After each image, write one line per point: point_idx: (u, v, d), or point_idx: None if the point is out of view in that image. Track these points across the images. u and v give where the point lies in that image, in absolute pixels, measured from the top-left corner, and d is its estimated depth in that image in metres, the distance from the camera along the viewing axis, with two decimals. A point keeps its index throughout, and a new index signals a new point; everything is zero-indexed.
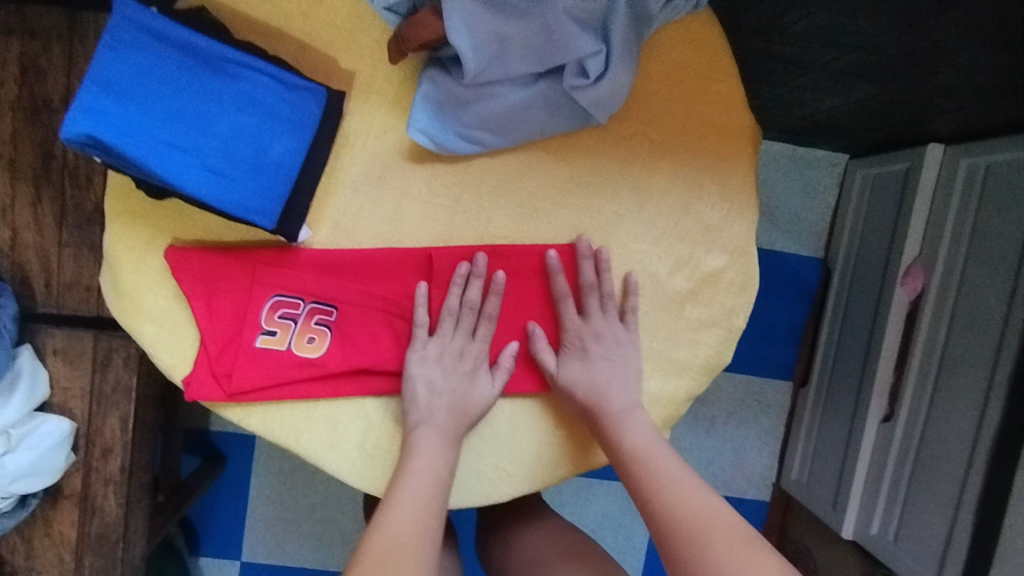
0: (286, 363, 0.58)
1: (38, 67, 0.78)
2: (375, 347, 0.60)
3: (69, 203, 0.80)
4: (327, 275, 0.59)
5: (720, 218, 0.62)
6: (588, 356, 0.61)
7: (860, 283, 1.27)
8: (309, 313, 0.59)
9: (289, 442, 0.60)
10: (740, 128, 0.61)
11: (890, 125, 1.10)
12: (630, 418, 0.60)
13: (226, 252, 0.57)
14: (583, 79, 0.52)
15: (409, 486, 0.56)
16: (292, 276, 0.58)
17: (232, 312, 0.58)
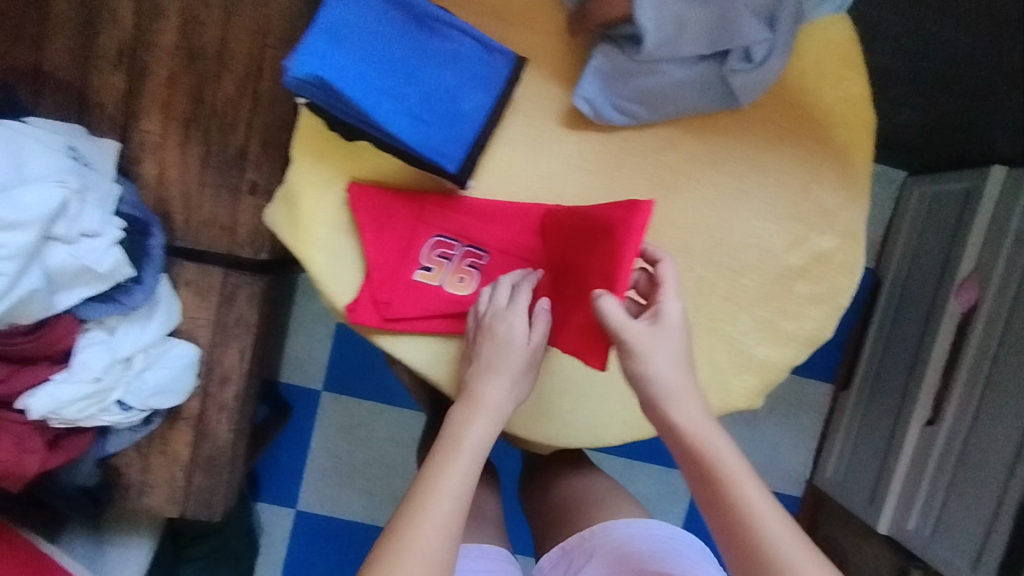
0: (441, 300, 0.65)
1: (197, 17, 0.83)
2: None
3: (214, 146, 0.86)
4: (477, 224, 0.65)
5: (836, 204, 0.69)
6: (678, 326, 0.59)
7: (910, 294, 1.32)
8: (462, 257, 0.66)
9: (427, 370, 0.67)
10: (864, 125, 0.68)
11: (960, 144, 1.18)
12: (683, 402, 0.57)
13: (398, 194, 0.64)
14: (746, 64, 0.59)
15: (445, 477, 0.55)
16: (452, 222, 0.65)
17: (397, 247, 0.65)
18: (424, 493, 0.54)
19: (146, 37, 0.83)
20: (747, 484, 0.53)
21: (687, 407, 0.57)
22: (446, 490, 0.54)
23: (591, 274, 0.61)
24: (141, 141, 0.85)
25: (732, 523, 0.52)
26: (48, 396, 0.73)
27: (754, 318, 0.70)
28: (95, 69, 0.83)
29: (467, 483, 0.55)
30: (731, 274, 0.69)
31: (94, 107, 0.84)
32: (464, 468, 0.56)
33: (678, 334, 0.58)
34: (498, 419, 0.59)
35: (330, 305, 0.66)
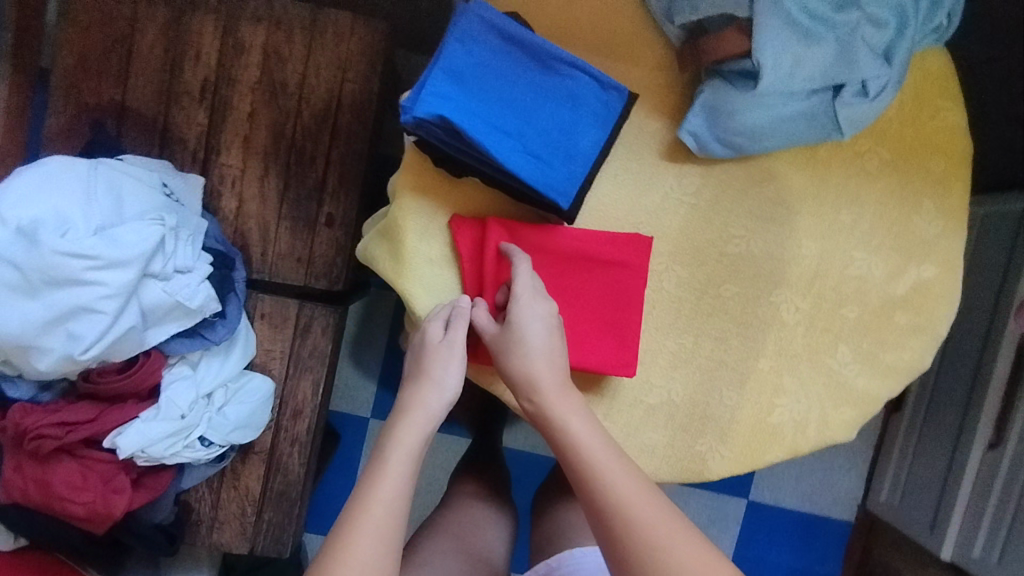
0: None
1: (279, 54, 0.85)
2: (600, 326, 0.64)
3: (293, 179, 0.86)
4: (574, 254, 0.64)
5: (935, 233, 0.69)
6: (539, 315, 0.59)
7: (965, 317, 1.30)
8: (558, 286, 0.64)
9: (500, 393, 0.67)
10: (961, 154, 0.68)
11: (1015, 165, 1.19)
12: (556, 393, 0.57)
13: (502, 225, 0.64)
14: (862, 98, 0.60)
15: (376, 491, 0.52)
16: (548, 252, 0.64)
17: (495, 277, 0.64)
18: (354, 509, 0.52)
19: (229, 74, 0.85)
20: (629, 491, 0.52)
21: (554, 390, 0.57)
22: (381, 503, 0.52)
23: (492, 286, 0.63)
24: (222, 176, 0.86)
25: (605, 509, 0.51)
26: (137, 433, 0.72)
27: (854, 350, 0.69)
28: (179, 106, 0.85)
29: (400, 497, 0.53)
30: (831, 305, 0.69)
31: (176, 143, 0.85)
32: (395, 476, 0.53)
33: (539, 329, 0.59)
34: (430, 424, 0.57)
35: None
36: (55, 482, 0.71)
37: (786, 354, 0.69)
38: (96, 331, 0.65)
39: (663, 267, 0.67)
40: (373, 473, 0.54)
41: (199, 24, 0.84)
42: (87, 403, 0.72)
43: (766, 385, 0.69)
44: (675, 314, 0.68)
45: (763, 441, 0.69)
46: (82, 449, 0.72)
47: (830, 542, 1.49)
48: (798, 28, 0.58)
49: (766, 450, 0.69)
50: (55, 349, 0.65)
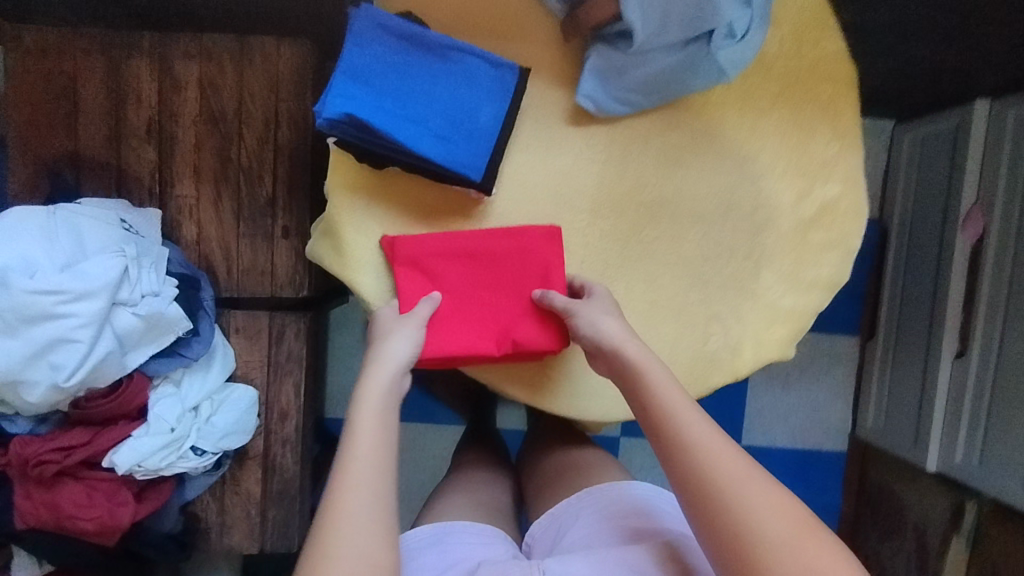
0: (473, 328, 0.68)
1: (215, 85, 0.91)
2: (520, 305, 0.69)
3: (245, 198, 0.92)
4: (472, 248, 0.69)
5: (833, 154, 0.73)
6: (603, 311, 0.65)
7: (919, 237, 1.37)
8: (463, 280, 0.69)
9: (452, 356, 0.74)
10: (846, 76, 0.73)
11: (937, 83, 1.24)
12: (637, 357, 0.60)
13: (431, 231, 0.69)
14: (731, 40, 0.64)
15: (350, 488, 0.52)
16: (448, 252, 0.68)
17: (432, 278, 0.68)
18: (334, 509, 0.51)
19: (171, 110, 0.91)
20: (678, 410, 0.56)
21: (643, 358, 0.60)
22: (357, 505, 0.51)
23: (453, 287, 0.69)
24: (179, 207, 0.92)
25: (689, 454, 0.53)
26: (131, 450, 0.78)
27: (776, 273, 0.74)
28: (129, 147, 0.91)
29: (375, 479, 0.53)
30: (747, 234, 0.74)
31: (131, 182, 0.91)
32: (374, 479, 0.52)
33: (604, 319, 0.64)
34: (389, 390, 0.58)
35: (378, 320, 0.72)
36: (63, 503, 0.77)
37: (712, 286, 0.74)
38: (75, 359, 0.71)
39: (586, 224, 0.72)
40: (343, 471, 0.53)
41: (135, 67, 0.90)
42: (81, 428, 0.79)
43: (697, 320, 0.74)
44: (603, 265, 0.73)
45: (703, 370, 0.74)
46: (83, 472, 0.79)
47: (828, 473, 1.53)
48: None
49: (708, 377, 0.74)
50: (40, 381, 0.71)
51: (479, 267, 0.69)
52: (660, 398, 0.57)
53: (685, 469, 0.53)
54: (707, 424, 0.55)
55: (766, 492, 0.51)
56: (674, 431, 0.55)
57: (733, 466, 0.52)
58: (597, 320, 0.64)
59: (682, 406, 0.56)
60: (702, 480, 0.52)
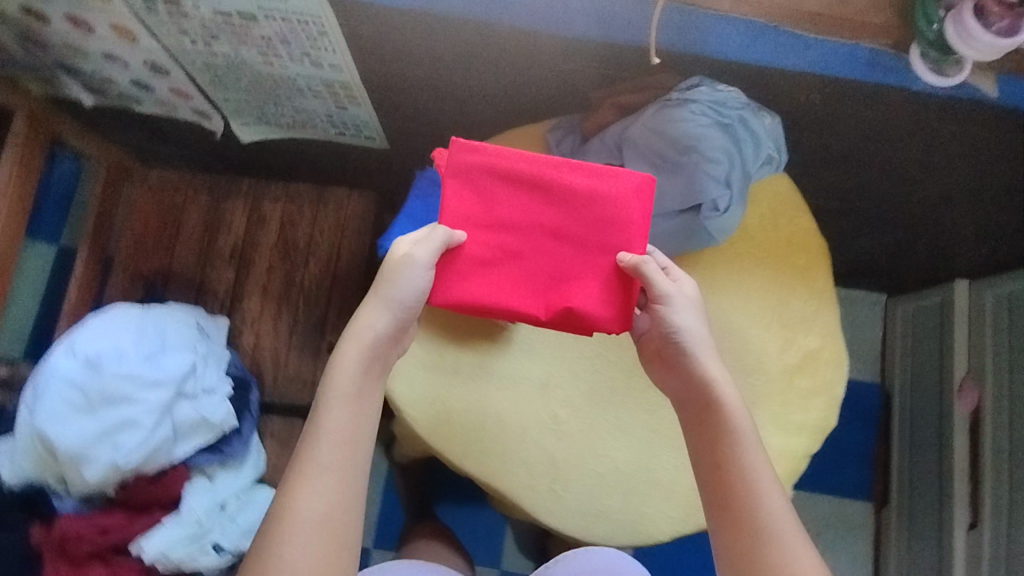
0: (522, 277, 0.70)
1: (293, 222, 1.10)
2: (583, 263, 0.70)
3: (300, 316, 1.06)
4: (550, 191, 0.70)
5: (812, 310, 0.85)
6: (684, 304, 0.67)
7: (920, 405, 1.43)
8: (529, 221, 0.70)
9: (442, 438, 0.79)
10: (817, 247, 0.87)
11: (914, 267, 1.37)
12: (720, 386, 0.65)
13: (493, 153, 0.70)
14: (715, 212, 0.78)
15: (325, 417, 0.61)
16: (523, 188, 0.70)
17: (479, 206, 0.70)
18: (291, 493, 0.58)
19: (253, 239, 1.09)
20: (759, 463, 0.63)
21: (730, 392, 0.65)
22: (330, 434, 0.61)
23: (499, 220, 0.70)
24: (243, 318, 1.06)
25: (747, 490, 0.62)
26: (160, 538, 0.84)
27: (766, 412, 0.82)
28: (212, 267, 1.07)
29: (333, 462, 0.60)
30: (739, 374, 0.83)
31: (208, 295, 1.06)
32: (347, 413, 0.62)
33: (681, 315, 0.66)
34: (357, 368, 0.63)
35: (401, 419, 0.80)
36: None
37: None
38: (136, 441, 0.80)
39: (595, 354, 0.82)
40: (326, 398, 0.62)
41: (232, 203, 1.10)
42: (119, 511, 0.85)
43: None
44: (610, 392, 0.82)
45: (700, 501, 0.79)
46: (111, 556, 0.85)
47: None
48: (655, 167, 0.77)
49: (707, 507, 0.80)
50: (102, 458, 0.79)
51: (531, 205, 0.70)
52: (740, 434, 0.64)
53: (739, 496, 0.62)
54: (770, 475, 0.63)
55: (805, 554, 0.60)
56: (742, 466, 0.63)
57: (787, 526, 0.61)
58: (675, 307, 0.66)
59: (752, 446, 0.64)
60: (749, 514, 0.61)
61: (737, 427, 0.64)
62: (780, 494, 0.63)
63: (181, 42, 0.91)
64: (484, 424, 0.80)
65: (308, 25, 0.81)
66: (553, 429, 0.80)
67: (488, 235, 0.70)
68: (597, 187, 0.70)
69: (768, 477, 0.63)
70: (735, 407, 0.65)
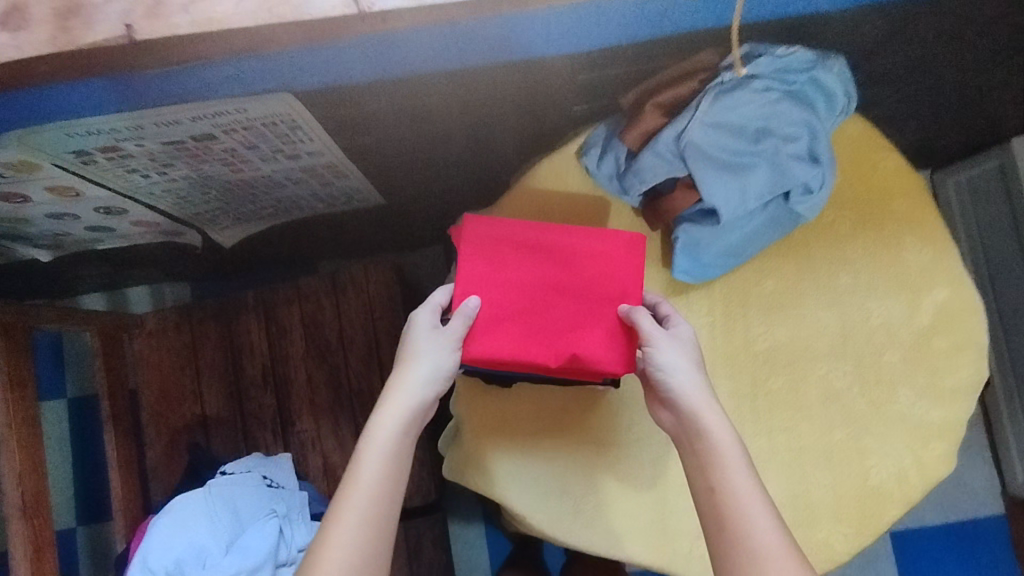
0: (533, 334, 0.61)
1: (316, 320, 0.98)
2: (593, 318, 0.61)
3: (361, 419, 0.96)
4: (558, 249, 0.62)
5: (929, 261, 0.74)
6: (682, 342, 0.59)
7: (1004, 275, 1.28)
8: (536, 281, 0.61)
9: (546, 525, 0.72)
10: (914, 187, 0.76)
11: (961, 137, 1.23)
12: (701, 415, 0.57)
13: (509, 221, 0.63)
14: (808, 194, 0.67)
15: (343, 518, 0.53)
16: (532, 251, 0.62)
17: (493, 269, 0.61)
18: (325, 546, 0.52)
19: (282, 353, 0.98)
20: (746, 494, 0.54)
21: (712, 421, 0.56)
22: (347, 537, 0.52)
23: (511, 279, 0.61)
24: (302, 441, 0.96)
25: (731, 522, 0.54)
26: None
27: (914, 388, 0.73)
28: (249, 397, 0.97)
29: (369, 528, 0.53)
30: (871, 357, 0.73)
31: (255, 429, 0.96)
32: (368, 514, 0.53)
33: (681, 358, 0.58)
34: (399, 434, 0.56)
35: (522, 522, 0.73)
36: None
37: (854, 418, 0.72)
38: None
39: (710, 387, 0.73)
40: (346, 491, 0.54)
41: (244, 322, 0.98)
42: None
43: (846, 456, 0.72)
44: (739, 422, 0.73)
45: (869, 508, 0.71)
46: None
47: (995, 544, 1.36)
48: (727, 166, 0.66)
49: (879, 512, 0.71)
50: None
51: (541, 265, 0.62)
52: (724, 464, 0.55)
53: (725, 528, 0.54)
54: (765, 506, 0.54)
55: None
56: (725, 496, 0.55)
57: (786, 567, 0.52)
58: (675, 350, 0.58)
59: (740, 476, 0.55)
60: (739, 547, 0.53)
61: (720, 456, 0.56)
62: (781, 535, 0.53)
63: (131, 180, 0.77)
64: (621, 502, 0.72)
65: (277, 124, 0.67)
66: None
67: (500, 294, 0.61)
68: (607, 243, 0.63)
69: (762, 517, 0.54)
70: (722, 438, 0.56)
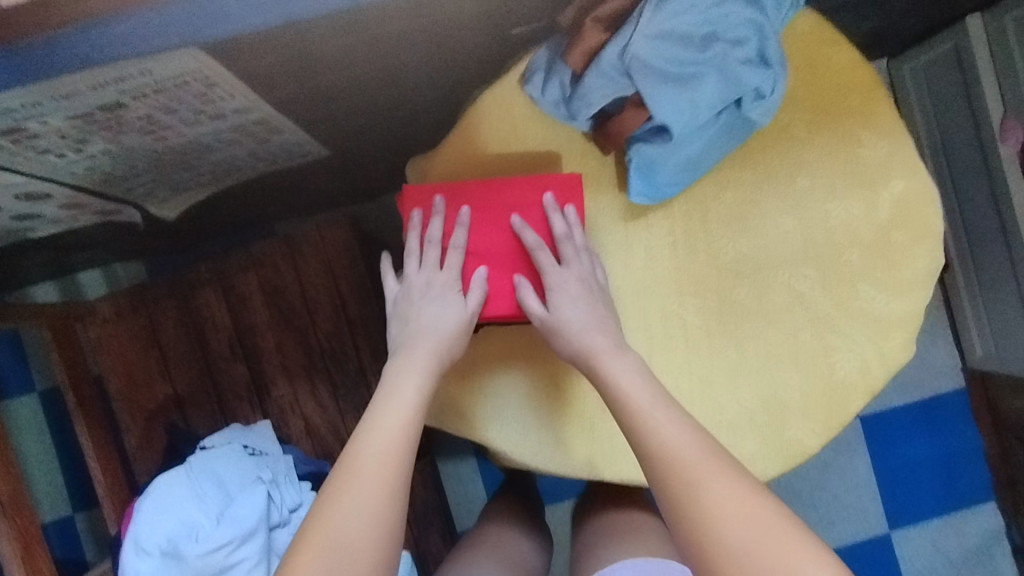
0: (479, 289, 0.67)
1: (275, 285, 0.95)
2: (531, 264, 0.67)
3: (337, 377, 0.95)
4: (488, 205, 0.68)
5: (884, 155, 0.74)
6: (585, 287, 0.66)
7: (960, 163, 1.29)
8: (496, 243, 0.68)
9: (533, 459, 0.73)
10: (866, 79, 0.73)
11: (916, 21, 1.19)
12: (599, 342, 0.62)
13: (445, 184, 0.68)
14: (761, 99, 0.65)
15: (374, 435, 0.55)
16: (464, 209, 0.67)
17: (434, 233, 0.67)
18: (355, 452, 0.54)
19: (246, 322, 0.95)
20: (653, 408, 0.57)
21: (608, 347, 0.62)
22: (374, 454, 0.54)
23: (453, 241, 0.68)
24: (281, 406, 0.95)
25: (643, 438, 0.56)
26: None
27: (874, 283, 0.74)
28: (220, 370, 0.95)
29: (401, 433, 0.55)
30: (831, 258, 0.74)
31: (232, 400, 0.95)
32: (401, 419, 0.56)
33: (579, 294, 0.65)
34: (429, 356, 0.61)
35: (510, 461, 0.74)
36: None
37: (817, 319, 0.74)
38: None
39: (679, 307, 0.74)
40: (383, 409, 0.57)
41: (202, 295, 0.95)
42: None
43: (812, 357, 0.73)
44: (707, 336, 0.74)
45: (838, 402, 0.73)
46: None
47: (956, 415, 1.44)
48: (676, 80, 0.63)
49: (847, 404, 0.73)
50: None
51: (480, 223, 0.68)
52: (622, 385, 0.60)
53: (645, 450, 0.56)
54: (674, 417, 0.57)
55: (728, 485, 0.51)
56: (638, 418, 0.57)
57: (705, 462, 0.53)
58: (581, 288, 0.65)
59: (642, 394, 0.59)
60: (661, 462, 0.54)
61: (617, 381, 0.60)
62: (693, 437, 0.55)
63: (46, 162, 0.71)
64: (606, 427, 0.72)
65: (191, 83, 0.62)
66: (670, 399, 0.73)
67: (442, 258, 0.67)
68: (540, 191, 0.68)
69: (691, 446, 0.54)
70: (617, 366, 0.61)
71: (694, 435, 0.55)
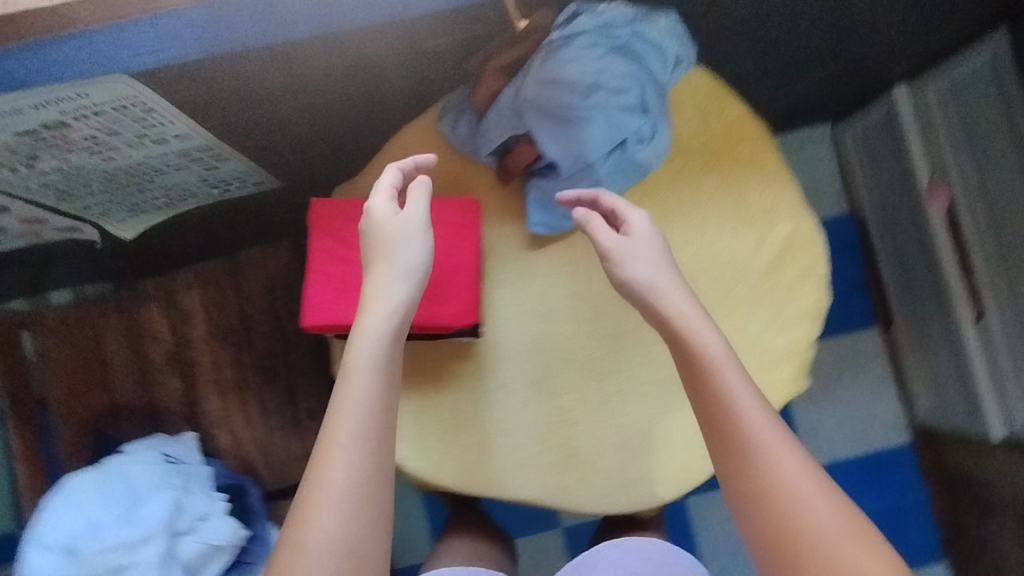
0: None
1: (216, 303, 1.00)
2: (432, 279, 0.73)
3: (268, 395, 1.00)
4: None
5: (771, 200, 0.79)
6: (653, 250, 0.64)
7: (898, 218, 1.26)
8: None
9: (430, 474, 0.75)
10: (755, 132, 0.80)
11: (852, 88, 1.23)
12: (675, 302, 0.61)
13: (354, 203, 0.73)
14: (643, 142, 0.71)
15: (336, 437, 0.54)
16: None
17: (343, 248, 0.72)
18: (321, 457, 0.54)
19: (185, 337, 1.00)
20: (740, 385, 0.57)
21: (691, 309, 0.60)
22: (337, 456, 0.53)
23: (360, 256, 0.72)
24: (211, 421, 0.98)
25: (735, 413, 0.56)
26: None
27: (761, 319, 0.78)
28: (155, 383, 0.99)
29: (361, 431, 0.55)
30: (720, 293, 0.78)
31: (164, 413, 0.98)
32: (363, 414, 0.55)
33: (652, 256, 0.63)
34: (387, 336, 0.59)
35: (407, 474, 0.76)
36: None
37: None
38: None
39: (575, 333, 0.77)
40: (345, 406, 0.56)
41: (145, 310, 1.00)
42: None
43: None
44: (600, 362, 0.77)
45: None
46: None
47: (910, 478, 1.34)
48: (562, 122, 0.70)
49: None
50: None
51: None
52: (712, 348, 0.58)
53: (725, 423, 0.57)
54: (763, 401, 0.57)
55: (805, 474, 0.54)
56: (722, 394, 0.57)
57: (784, 450, 0.55)
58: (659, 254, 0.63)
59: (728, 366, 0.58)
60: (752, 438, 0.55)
61: (709, 342, 0.59)
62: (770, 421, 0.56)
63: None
64: (501, 445, 0.75)
65: (128, 108, 0.69)
66: (562, 420, 0.76)
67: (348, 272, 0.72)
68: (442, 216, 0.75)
69: (775, 434, 0.55)
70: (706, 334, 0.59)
71: (774, 422, 0.56)
